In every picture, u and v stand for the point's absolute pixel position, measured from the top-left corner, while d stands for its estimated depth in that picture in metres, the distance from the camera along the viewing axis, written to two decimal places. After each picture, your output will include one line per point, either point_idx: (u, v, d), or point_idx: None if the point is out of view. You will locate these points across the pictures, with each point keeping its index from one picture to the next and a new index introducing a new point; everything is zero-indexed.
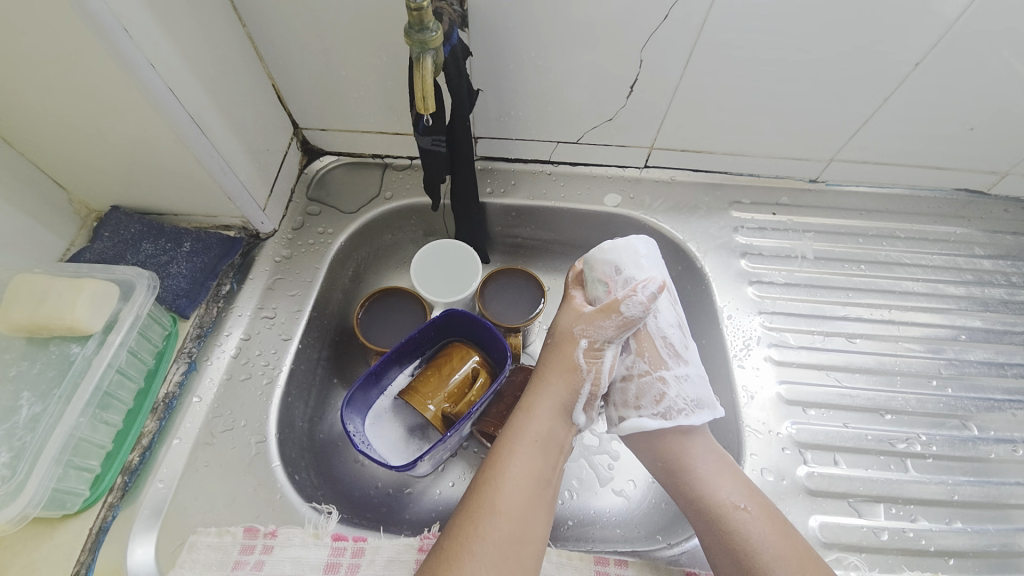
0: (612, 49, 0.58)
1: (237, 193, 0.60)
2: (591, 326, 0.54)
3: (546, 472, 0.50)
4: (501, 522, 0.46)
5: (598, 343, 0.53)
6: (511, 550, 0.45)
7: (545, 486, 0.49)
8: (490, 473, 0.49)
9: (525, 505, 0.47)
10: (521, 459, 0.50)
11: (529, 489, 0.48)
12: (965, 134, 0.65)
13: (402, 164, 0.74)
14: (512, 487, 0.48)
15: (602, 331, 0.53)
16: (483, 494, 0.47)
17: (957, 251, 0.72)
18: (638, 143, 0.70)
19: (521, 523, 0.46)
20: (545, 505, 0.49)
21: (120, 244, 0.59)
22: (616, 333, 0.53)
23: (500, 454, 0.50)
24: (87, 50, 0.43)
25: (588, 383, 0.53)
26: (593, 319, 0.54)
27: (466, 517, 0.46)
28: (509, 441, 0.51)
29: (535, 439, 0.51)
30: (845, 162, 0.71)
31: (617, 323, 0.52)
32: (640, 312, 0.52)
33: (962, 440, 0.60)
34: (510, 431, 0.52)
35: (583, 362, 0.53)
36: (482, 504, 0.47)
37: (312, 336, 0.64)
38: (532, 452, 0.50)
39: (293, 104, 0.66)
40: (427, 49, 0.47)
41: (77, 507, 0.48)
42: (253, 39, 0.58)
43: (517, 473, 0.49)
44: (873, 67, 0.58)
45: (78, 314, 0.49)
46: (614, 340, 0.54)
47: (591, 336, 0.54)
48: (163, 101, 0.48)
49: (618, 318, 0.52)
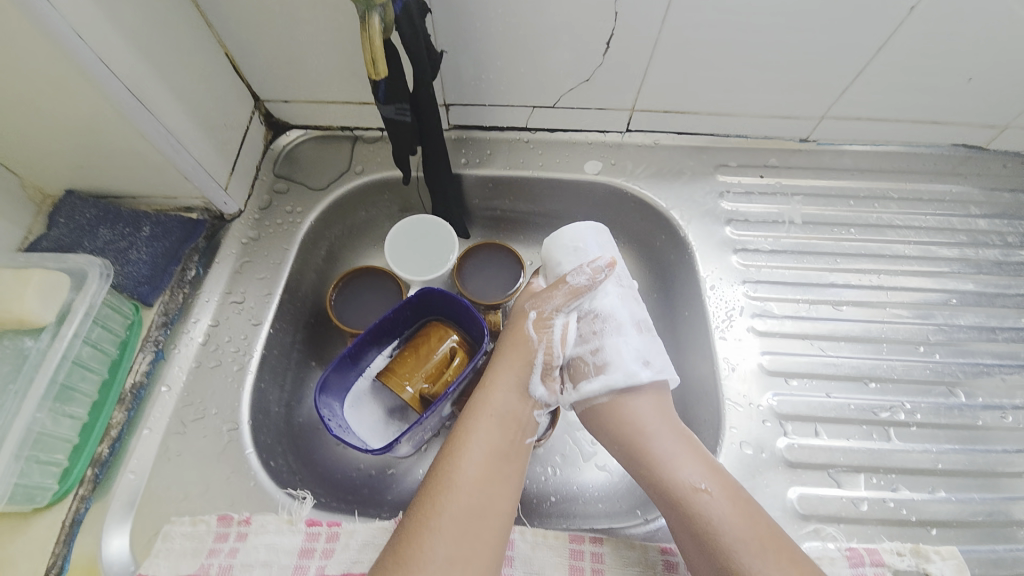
0: (585, 2, 0.53)
1: (193, 172, 0.57)
2: (541, 300, 0.56)
3: (508, 448, 0.49)
4: (461, 499, 0.45)
5: (545, 313, 0.55)
6: (475, 526, 0.44)
7: (507, 462, 0.49)
8: (450, 452, 0.48)
9: (488, 482, 0.47)
10: (479, 436, 0.49)
11: (490, 465, 0.48)
12: (965, 85, 0.60)
13: (371, 136, 0.71)
14: (472, 463, 0.47)
15: (550, 301, 0.55)
16: (442, 472, 0.47)
17: (952, 211, 0.69)
18: (618, 105, 0.66)
19: (483, 499, 0.46)
20: (508, 481, 0.48)
21: (76, 231, 0.57)
22: (563, 301, 0.55)
23: (458, 433, 0.49)
24: (1, 19, 0.39)
25: (540, 351, 0.54)
26: (547, 293, 0.56)
27: (426, 496, 0.46)
28: (467, 420, 0.50)
29: (490, 417, 0.50)
30: (837, 120, 0.67)
31: (566, 292, 0.55)
32: (585, 280, 0.55)
33: (947, 407, 0.59)
34: (468, 410, 0.51)
35: (533, 333, 0.54)
36: (442, 482, 0.46)
37: (285, 320, 0.63)
38: (491, 429, 0.50)
39: (251, 75, 0.62)
40: (372, 6, 0.45)
41: (46, 500, 0.48)
42: (198, 4, 0.54)
43: (476, 450, 0.48)
44: (869, 11, 0.53)
45: (26, 305, 0.46)
46: (562, 310, 0.55)
47: (539, 307, 0.55)
48: (96, 75, 0.45)
49: (566, 288, 0.55)
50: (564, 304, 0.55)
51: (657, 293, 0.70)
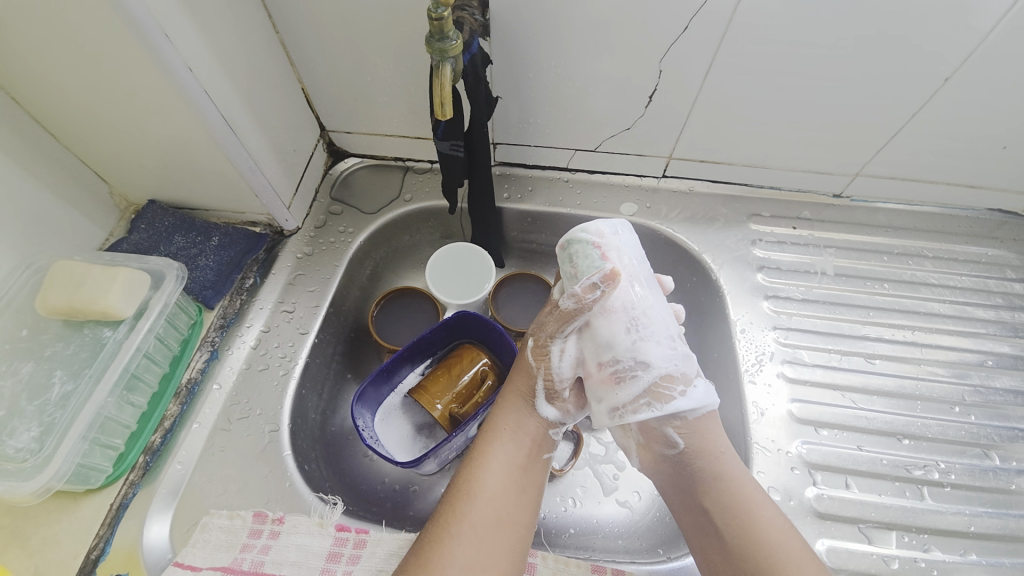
0: (631, 59, 0.58)
1: (263, 190, 0.63)
2: (538, 327, 0.54)
3: (527, 468, 0.50)
4: (478, 514, 0.46)
5: (541, 341, 0.53)
6: (492, 539, 0.45)
7: (527, 477, 0.50)
8: (472, 464, 0.50)
9: (506, 500, 0.48)
10: (500, 449, 0.50)
11: (508, 484, 0.49)
12: (998, 152, 0.62)
13: (422, 167, 0.76)
14: (494, 477, 0.49)
15: (545, 329, 0.53)
16: (461, 487, 0.48)
17: (988, 273, 0.69)
18: (657, 153, 0.70)
19: (502, 511, 0.47)
20: (527, 501, 0.49)
21: (153, 236, 0.62)
22: (556, 328, 0.52)
23: (478, 450, 0.51)
24: (131, 54, 0.46)
25: (540, 379, 0.53)
26: (543, 319, 0.54)
27: (444, 510, 0.47)
28: (486, 436, 0.52)
29: (518, 431, 0.52)
30: (871, 178, 0.69)
31: (557, 316, 0.52)
32: (574, 303, 0.50)
33: (984, 470, 0.57)
34: (494, 423, 0.53)
35: (532, 362, 0.53)
36: (459, 497, 0.47)
37: (328, 332, 0.66)
38: (512, 448, 0.51)
39: (321, 107, 0.69)
40: (446, 57, 0.48)
41: (99, 483, 0.51)
42: (286, 45, 0.61)
43: (494, 468, 0.49)
44: (901, 80, 0.56)
45: (111, 300, 0.52)
46: (558, 336, 0.52)
47: (536, 335, 0.54)
48: (198, 101, 0.51)
49: (557, 312, 0.52)
50: (558, 330, 0.52)
51: (686, 333, 0.72)
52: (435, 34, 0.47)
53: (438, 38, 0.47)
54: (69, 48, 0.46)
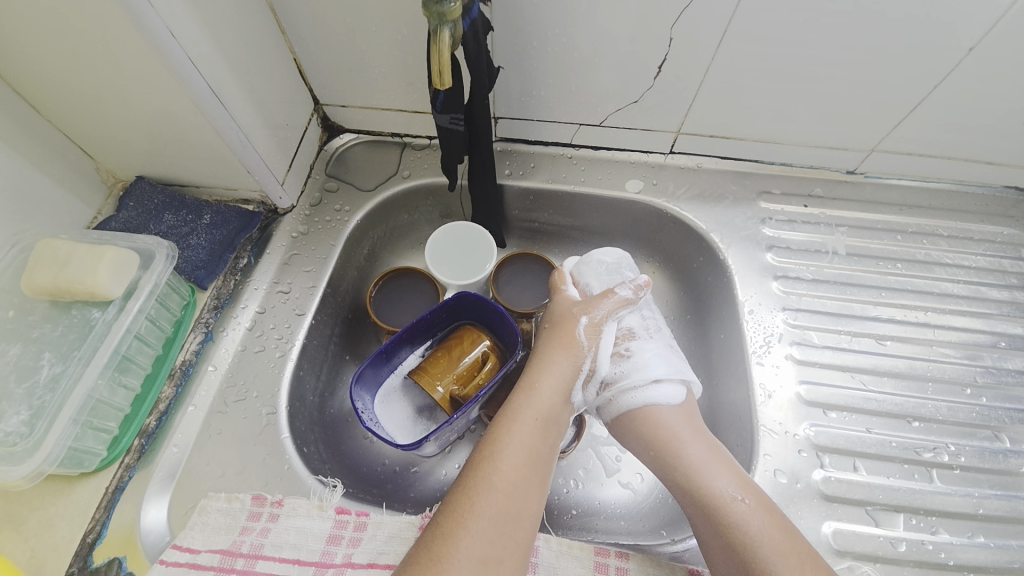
0: (639, 26, 0.55)
1: (255, 166, 0.60)
2: (591, 305, 0.59)
3: (543, 453, 0.51)
4: (496, 500, 0.46)
5: (597, 319, 0.58)
6: (507, 525, 0.45)
7: (542, 464, 0.50)
8: (488, 449, 0.50)
9: (523, 483, 0.48)
10: (519, 436, 0.50)
11: (527, 468, 0.49)
12: (1021, 126, 0.60)
13: (421, 143, 0.74)
14: (511, 462, 0.48)
15: (600, 309, 0.59)
16: (480, 469, 0.48)
17: (1003, 253, 0.67)
18: (664, 127, 0.68)
19: (518, 499, 0.47)
20: (540, 483, 0.49)
21: (143, 214, 0.60)
22: (612, 309, 0.59)
23: (497, 434, 0.51)
24: (110, 18, 0.43)
25: (588, 359, 0.56)
26: (595, 300, 0.59)
27: (462, 488, 0.47)
28: (506, 421, 0.52)
29: (535, 417, 0.52)
30: (886, 153, 0.66)
31: (614, 301, 0.59)
32: (632, 293, 0.59)
33: (993, 452, 0.56)
34: (512, 408, 0.53)
35: (583, 337, 0.57)
36: (478, 477, 0.47)
37: (326, 313, 0.65)
38: (530, 431, 0.51)
39: (315, 79, 0.66)
40: (445, 21, 0.45)
41: (94, 466, 0.50)
42: (275, 11, 0.58)
43: (513, 450, 0.49)
44: (927, 49, 0.53)
45: (99, 280, 0.50)
46: (609, 318, 0.59)
47: (591, 313, 0.58)
48: (183, 70, 0.48)
49: (615, 299, 0.59)
50: (613, 313, 0.59)
51: (692, 313, 0.70)
52: None
53: (436, 0, 0.44)
54: (43, 11, 0.43)
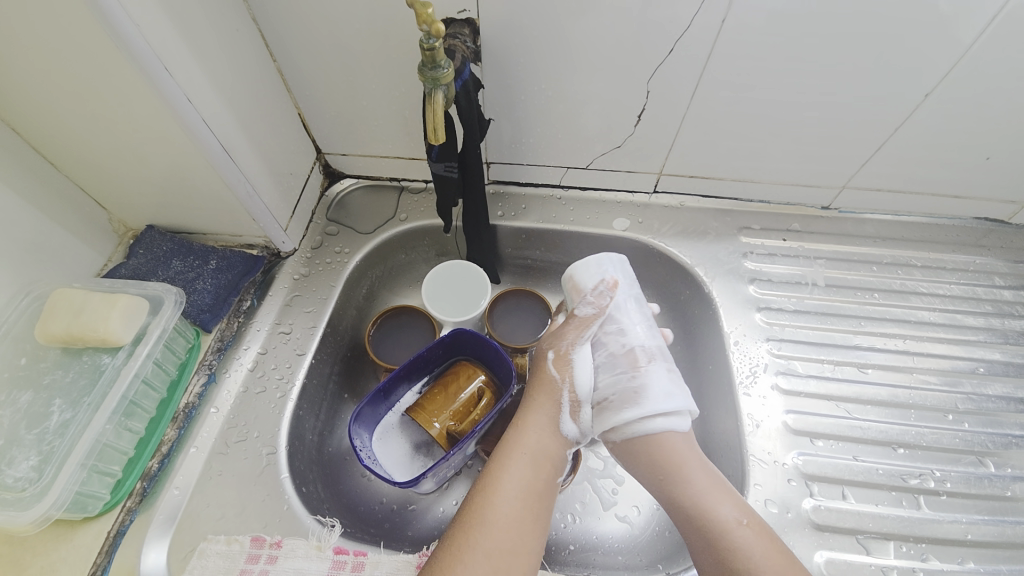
0: (619, 79, 0.60)
1: (261, 214, 0.63)
2: (557, 338, 0.59)
3: (541, 488, 0.51)
4: (491, 538, 0.47)
5: (562, 350, 0.58)
6: (503, 564, 0.46)
7: (539, 501, 0.51)
8: (483, 486, 0.50)
9: (519, 522, 0.48)
10: (514, 474, 0.51)
11: (523, 505, 0.49)
12: (980, 162, 0.64)
13: (417, 187, 0.77)
14: (505, 500, 0.49)
15: (564, 337, 0.59)
16: (475, 507, 0.49)
17: (976, 281, 0.70)
18: (647, 169, 0.72)
19: (515, 537, 0.48)
20: (538, 519, 0.50)
21: (151, 261, 0.63)
22: (575, 335, 0.58)
23: (494, 471, 0.51)
24: (133, 86, 0.47)
25: (564, 389, 0.56)
26: (562, 331, 0.59)
27: (459, 527, 0.48)
28: (502, 458, 0.52)
29: (528, 453, 0.53)
30: (857, 190, 0.70)
31: (577, 324, 0.59)
32: (591, 310, 0.59)
33: (979, 478, 0.58)
34: (507, 444, 0.53)
35: (556, 372, 0.57)
36: (475, 515, 0.48)
37: (325, 352, 0.67)
38: (525, 468, 0.51)
39: (318, 131, 0.70)
40: (439, 84, 0.49)
41: (97, 510, 0.51)
42: (282, 73, 0.62)
43: (508, 487, 0.50)
44: (884, 95, 0.58)
45: (110, 327, 0.52)
46: (579, 343, 0.58)
47: (557, 346, 0.58)
48: (197, 130, 0.52)
49: (577, 320, 0.59)
50: (577, 337, 0.58)
51: (681, 345, 0.72)
52: (428, 63, 0.48)
53: (430, 67, 0.49)
54: (71, 81, 0.47)
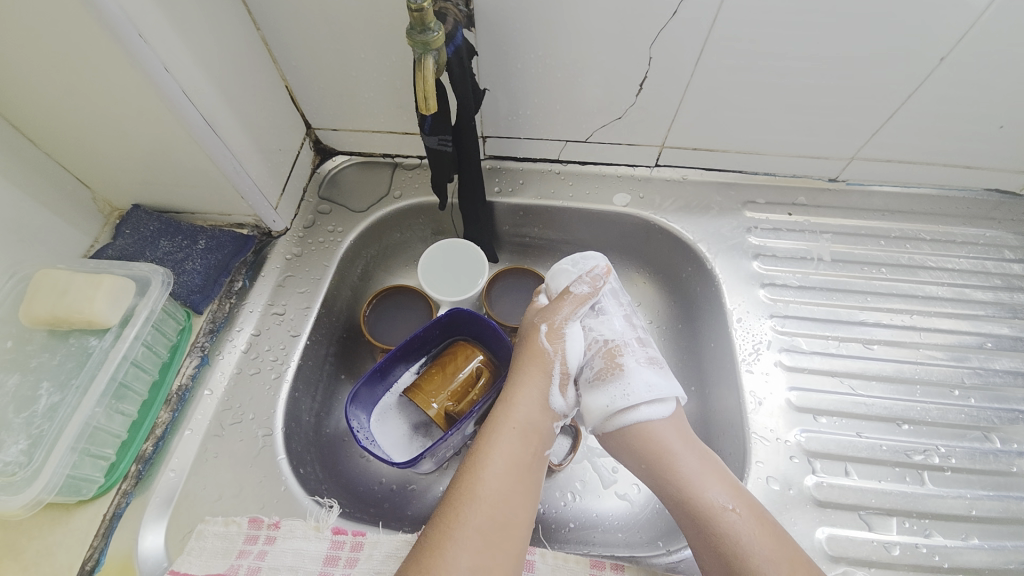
0: (620, 45, 0.57)
1: (249, 191, 0.61)
2: (551, 312, 0.59)
3: (529, 462, 0.51)
4: (481, 511, 0.47)
5: (557, 325, 0.58)
6: (493, 537, 0.46)
7: (528, 474, 0.50)
8: (474, 459, 0.50)
9: (508, 495, 0.48)
10: (503, 447, 0.51)
11: (512, 478, 0.49)
12: (994, 131, 0.61)
13: (411, 163, 0.75)
14: (494, 473, 0.49)
15: (561, 312, 0.58)
16: (465, 480, 0.48)
17: (986, 255, 0.68)
18: (648, 142, 0.69)
19: (503, 510, 0.47)
20: (527, 493, 0.50)
21: (138, 241, 0.61)
22: (571, 310, 0.58)
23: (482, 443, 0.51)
24: (107, 56, 0.45)
25: (556, 363, 0.56)
26: (556, 305, 0.59)
27: (449, 503, 0.47)
28: (491, 431, 0.52)
29: (518, 427, 0.52)
30: (867, 161, 0.68)
31: (573, 301, 0.59)
32: (587, 288, 0.60)
33: (983, 453, 0.57)
34: (496, 417, 0.53)
35: (548, 346, 0.57)
36: (466, 489, 0.48)
37: (320, 334, 0.66)
38: (514, 442, 0.51)
39: (307, 105, 0.68)
40: (429, 49, 0.47)
41: (92, 493, 0.50)
42: (266, 42, 0.59)
43: (498, 460, 0.50)
44: (899, 60, 0.55)
45: (96, 308, 0.51)
46: (573, 319, 0.59)
47: (550, 320, 0.58)
48: (178, 103, 0.50)
49: (572, 298, 0.59)
50: (573, 314, 0.59)
51: (683, 323, 0.71)
52: (417, 26, 0.46)
53: (420, 31, 0.46)
54: (40, 50, 0.45)
